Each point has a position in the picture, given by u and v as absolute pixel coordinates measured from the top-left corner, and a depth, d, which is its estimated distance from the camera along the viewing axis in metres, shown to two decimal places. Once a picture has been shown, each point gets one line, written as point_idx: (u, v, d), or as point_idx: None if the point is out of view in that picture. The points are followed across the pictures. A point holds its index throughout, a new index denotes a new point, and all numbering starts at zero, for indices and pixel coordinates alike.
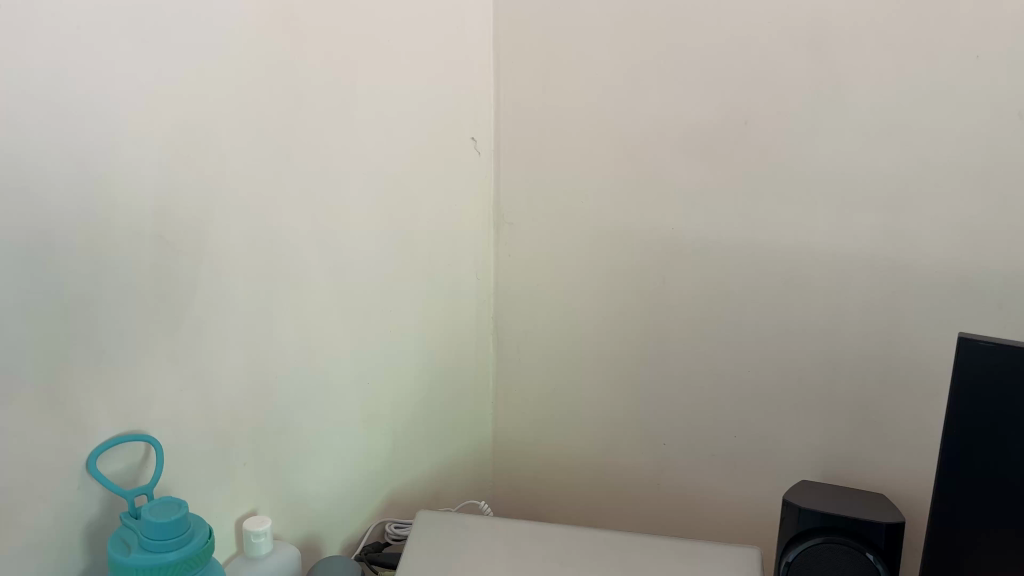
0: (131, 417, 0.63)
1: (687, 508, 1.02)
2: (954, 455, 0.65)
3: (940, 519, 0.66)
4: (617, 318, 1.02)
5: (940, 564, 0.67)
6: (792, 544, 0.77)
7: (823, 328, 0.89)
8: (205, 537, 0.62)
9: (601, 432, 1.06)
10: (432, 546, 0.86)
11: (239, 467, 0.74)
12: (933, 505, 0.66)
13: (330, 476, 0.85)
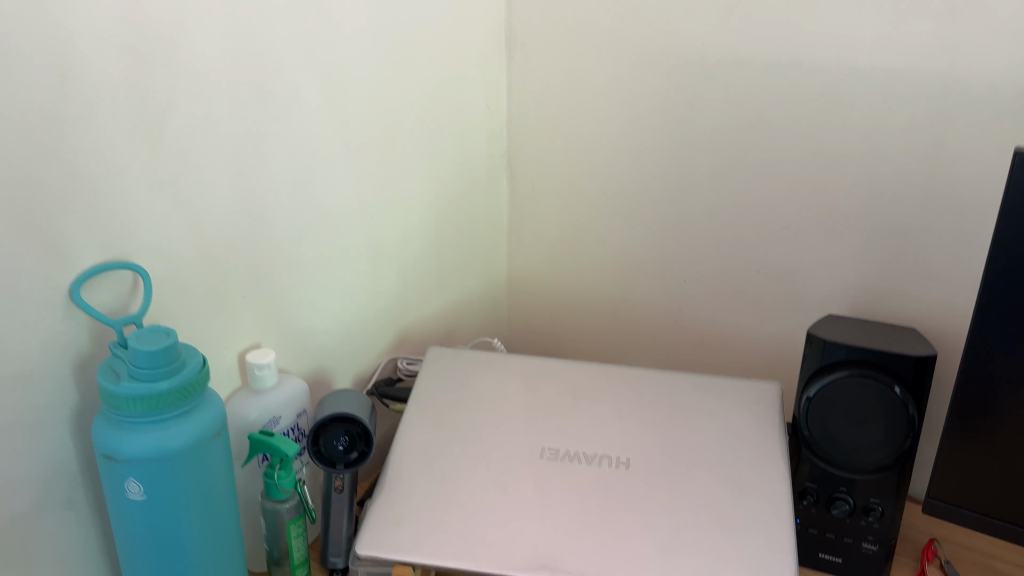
0: (114, 246, 0.60)
1: (708, 346, 0.99)
2: (1001, 269, 0.62)
3: (976, 334, 0.65)
4: (640, 148, 0.95)
5: (974, 378, 0.66)
6: (814, 378, 0.74)
7: (863, 153, 0.82)
8: (199, 367, 0.60)
9: (619, 267, 1.02)
10: (441, 382, 0.84)
11: (238, 301, 0.71)
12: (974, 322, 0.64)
13: (336, 311, 0.82)
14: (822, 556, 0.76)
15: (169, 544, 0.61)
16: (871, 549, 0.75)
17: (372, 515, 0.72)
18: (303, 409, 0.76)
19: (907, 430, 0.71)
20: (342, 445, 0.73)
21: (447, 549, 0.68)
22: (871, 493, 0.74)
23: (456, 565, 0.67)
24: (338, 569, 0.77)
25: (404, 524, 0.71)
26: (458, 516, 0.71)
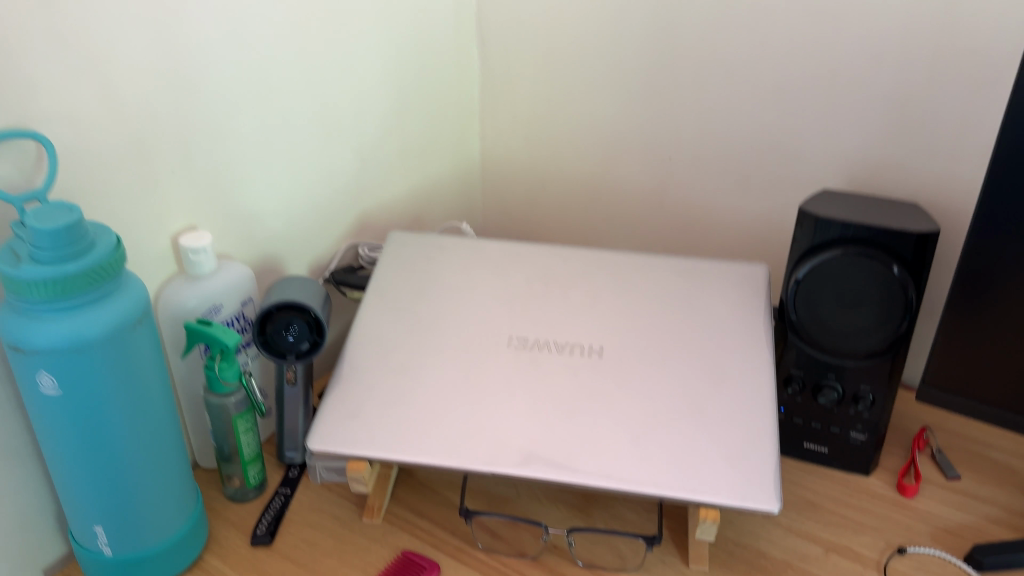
0: (9, 111, 0.52)
1: (692, 227, 0.92)
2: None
3: (987, 195, 0.58)
4: (620, 9, 0.85)
5: (981, 246, 0.60)
6: (804, 259, 0.67)
7: (870, 6, 0.72)
8: (111, 247, 0.53)
9: (598, 144, 0.94)
10: (402, 267, 0.77)
11: (167, 179, 0.64)
12: (986, 181, 0.57)
13: (283, 192, 0.75)
14: (807, 446, 0.72)
15: (98, 442, 0.56)
16: (860, 439, 0.70)
17: (326, 405, 0.67)
18: (249, 297, 0.70)
19: (903, 313, 0.65)
20: (292, 335, 0.67)
21: (403, 442, 0.64)
22: (862, 381, 0.69)
23: (412, 460, 0.63)
24: (296, 464, 0.73)
25: (358, 417, 0.66)
26: (417, 408, 0.66)
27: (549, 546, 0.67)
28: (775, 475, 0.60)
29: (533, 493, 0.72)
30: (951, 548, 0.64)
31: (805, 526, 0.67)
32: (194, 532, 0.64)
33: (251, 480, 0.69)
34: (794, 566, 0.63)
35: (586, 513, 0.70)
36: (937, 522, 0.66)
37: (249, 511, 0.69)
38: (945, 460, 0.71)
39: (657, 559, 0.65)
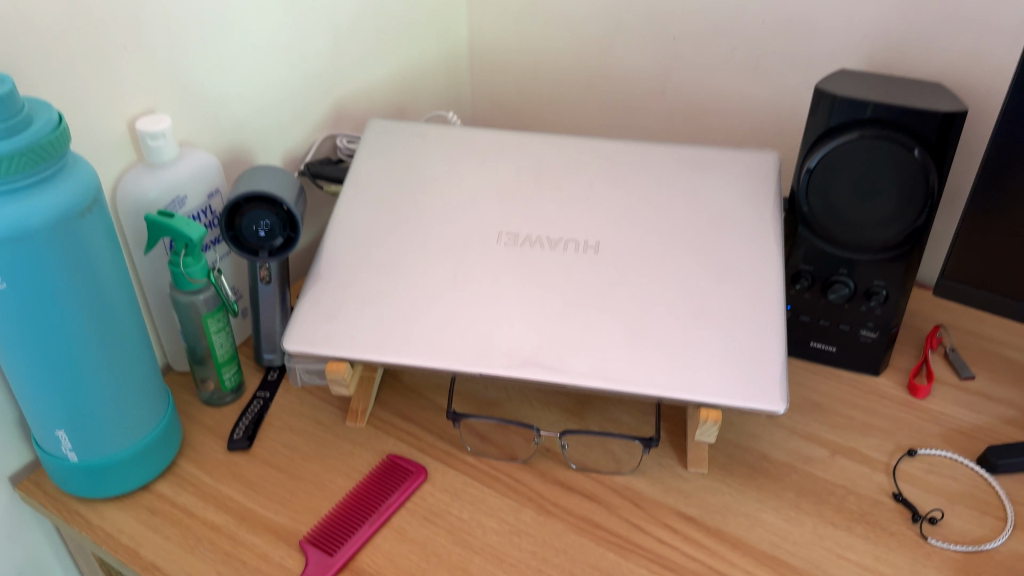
0: None
1: (694, 117, 0.87)
2: None
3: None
4: None
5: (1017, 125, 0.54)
6: (817, 145, 0.62)
7: None
8: (52, 124, 0.48)
9: (596, 26, 0.87)
10: (381, 157, 0.72)
11: (118, 56, 0.58)
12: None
13: (251, 73, 0.69)
14: (813, 345, 0.68)
15: (54, 342, 0.51)
16: (870, 337, 0.66)
17: (302, 304, 0.63)
18: (216, 189, 0.65)
19: (924, 203, 0.60)
20: (263, 230, 0.62)
21: (385, 343, 0.60)
22: (875, 275, 0.64)
23: (395, 362, 0.59)
24: (275, 367, 0.69)
25: (336, 317, 0.61)
26: (400, 307, 0.62)
27: (541, 450, 0.64)
28: (782, 373, 0.57)
29: (525, 395, 0.68)
30: (964, 451, 0.61)
31: (811, 427, 0.63)
32: (167, 436, 0.61)
33: (226, 383, 0.65)
34: (798, 470, 0.60)
35: (580, 415, 0.66)
36: (950, 423, 0.63)
37: (226, 416, 0.65)
38: (959, 359, 0.68)
39: (655, 462, 0.62)
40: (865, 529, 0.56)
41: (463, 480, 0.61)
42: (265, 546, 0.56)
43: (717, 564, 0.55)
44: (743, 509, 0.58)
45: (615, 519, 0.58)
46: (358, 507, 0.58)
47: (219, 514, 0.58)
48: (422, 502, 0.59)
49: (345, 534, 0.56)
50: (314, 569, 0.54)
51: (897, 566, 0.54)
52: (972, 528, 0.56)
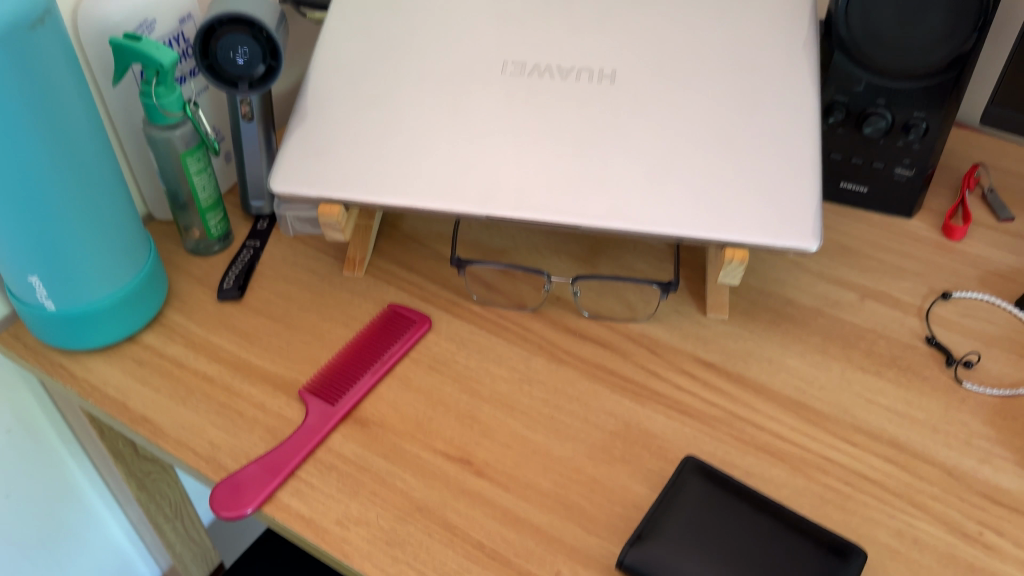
0: None
1: None
2: None
3: None
4: None
5: None
6: None
7: None
8: None
9: None
10: None
11: None
12: None
13: None
14: (843, 186, 0.64)
15: (23, 182, 0.46)
16: (905, 176, 0.62)
17: (289, 141, 0.57)
18: (189, 14, 0.58)
19: (977, 23, 0.54)
20: (242, 58, 0.55)
21: (381, 183, 0.55)
22: (915, 105, 0.59)
23: (393, 204, 0.54)
24: (264, 217, 0.64)
25: (327, 155, 0.56)
26: (396, 144, 0.56)
27: (551, 298, 0.60)
28: (815, 211, 0.52)
29: (533, 242, 0.64)
30: (1002, 294, 0.57)
31: (838, 271, 0.60)
32: (153, 286, 0.57)
33: (212, 232, 0.61)
34: (824, 314, 0.57)
35: (592, 262, 0.62)
36: (988, 266, 0.59)
37: (213, 266, 0.61)
38: (998, 200, 0.63)
39: (672, 309, 0.59)
40: (896, 374, 0.53)
41: (469, 328, 0.58)
42: (264, 397, 0.53)
43: (739, 410, 0.52)
44: (766, 355, 0.55)
45: (631, 367, 0.55)
46: (359, 356, 0.55)
47: (213, 366, 0.55)
48: (426, 351, 0.56)
49: (347, 384, 0.53)
50: (315, 420, 0.51)
51: (928, 411, 0.51)
52: (1009, 372, 0.53)
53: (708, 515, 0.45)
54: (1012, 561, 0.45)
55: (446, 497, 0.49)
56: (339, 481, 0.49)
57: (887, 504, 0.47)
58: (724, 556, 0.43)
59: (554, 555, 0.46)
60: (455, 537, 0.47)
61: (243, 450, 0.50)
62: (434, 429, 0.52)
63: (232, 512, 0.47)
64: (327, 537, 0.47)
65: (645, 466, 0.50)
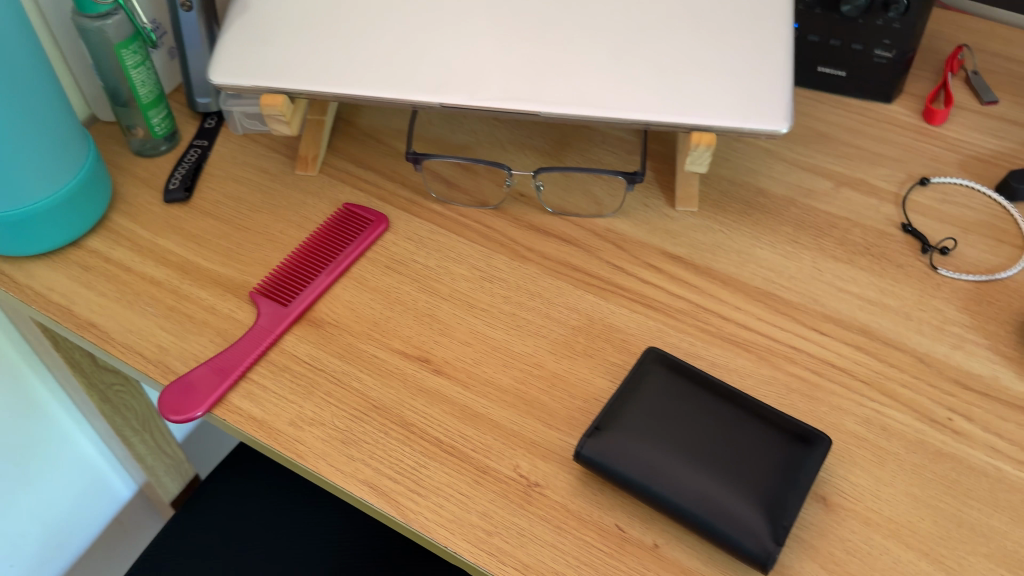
0: None
1: None
2: None
3: None
4: None
5: None
6: None
7: None
8: None
9: None
10: None
11: None
12: None
13: None
14: (821, 71, 0.61)
15: None
16: (885, 58, 0.58)
17: (230, 31, 0.54)
18: None
19: None
20: None
21: (328, 72, 0.51)
22: None
23: (342, 93, 0.51)
24: (212, 114, 0.62)
25: (271, 43, 0.53)
26: (345, 29, 0.53)
27: (513, 195, 0.57)
28: (787, 91, 0.50)
29: (496, 136, 0.60)
30: (982, 179, 0.55)
31: (813, 159, 0.57)
32: (94, 190, 0.54)
33: (157, 131, 0.58)
34: (798, 204, 0.55)
35: (557, 155, 0.59)
36: (969, 151, 0.57)
37: (160, 167, 0.59)
38: (982, 83, 0.60)
39: (640, 202, 0.56)
40: (869, 263, 0.51)
41: (428, 226, 0.55)
42: (214, 299, 0.51)
43: (706, 303, 0.51)
44: (735, 246, 0.53)
45: (596, 262, 0.53)
46: (313, 255, 0.53)
47: (161, 269, 0.53)
48: (384, 250, 0.54)
49: (300, 284, 0.51)
50: (267, 321, 0.49)
51: (902, 298, 0.50)
52: (986, 258, 0.51)
53: (672, 406, 0.44)
54: (981, 445, 0.44)
55: (404, 395, 0.47)
56: (292, 382, 0.48)
57: (856, 391, 0.46)
58: (686, 445, 0.42)
59: (514, 449, 0.45)
60: (412, 435, 0.46)
61: (193, 353, 0.49)
62: (392, 328, 0.50)
63: (181, 416, 0.45)
64: (280, 438, 0.45)
65: (608, 360, 0.49)
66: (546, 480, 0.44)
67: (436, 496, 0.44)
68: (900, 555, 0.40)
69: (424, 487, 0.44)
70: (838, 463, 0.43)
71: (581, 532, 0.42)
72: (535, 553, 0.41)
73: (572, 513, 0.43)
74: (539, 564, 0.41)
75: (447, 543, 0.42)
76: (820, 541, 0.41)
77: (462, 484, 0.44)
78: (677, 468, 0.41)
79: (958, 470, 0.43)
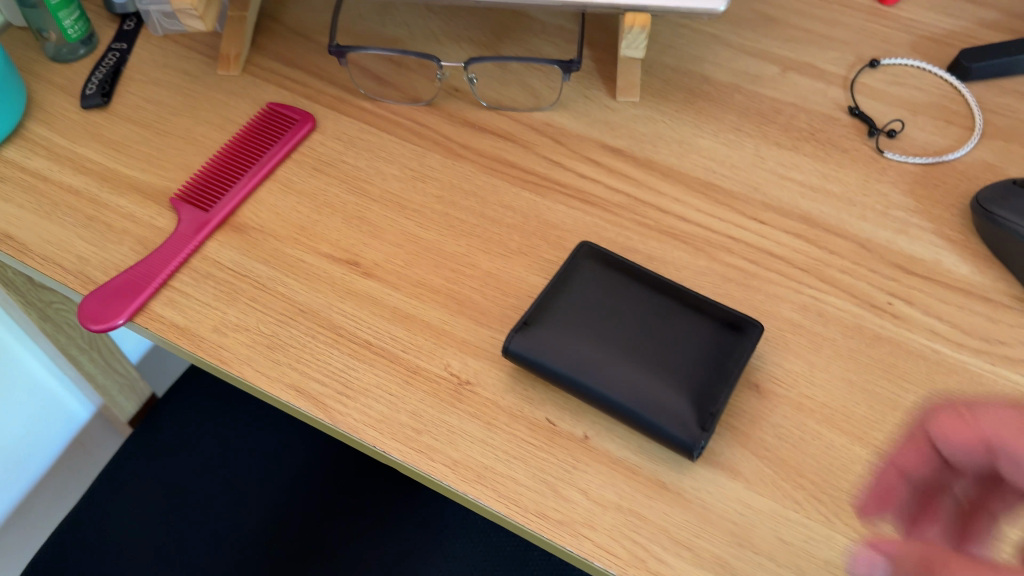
0: None
1: None
2: None
3: None
4: None
5: None
6: None
7: None
8: None
9: None
10: None
11: None
12: None
13: None
14: None
15: None
16: None
17: None
18: None
19: None
20: None
21: None
22: None
23: None
24: (131, 17, 0.59)
25: None
26: None
27: (446, 90, 0.55)
28: None
29: (430, 28, 0.58)
30: (934, 60, 0.53)
31: (761, 45, 0.55)
32: (5, 97, 0.51)
33: (70, 35, 0.56)
34: (742, 91, 0.53)
35: (493, 46, 0.57)
36: (922, 31, 0.55)
37: (77, 73, 0.56)
38: None
39: (579, 94, 0.54)
40: (813, 149, 0.50)
41: (357, 126, 0.53)
42: (134, 207, 0.49)
43: (644, 195, 0.49)
44: (677, 136, 0.51)
45: (532, 158, 0.51)
46: (235, 158, 0.50)
47: (78, 178, 0.50)
48: (311, 151, 0.51)
49: (222, 188, 0.49)
50: (187, 228, 0.47)
51: (845, 184, 0.48)
52: (935, 140, 0.50)
53: (601, 297, 0.42)
54: (921, 328, 0.43)
55: (331, 298, 0.46)
56: (215, 288, 0.46)
57: (794, 280, 0.45)
58: (614, 335, 0.41)
59: (444, 348, 0.44)
60: (341, 337, 0.44)
61: (113, 262, 0.47)
62: (319, 231, 0.48)
63: (101, 325, 0.43)
64: (203, 344, 0.44)
65: (543, 257, 0.47)
66: (476, 378, 0.43)
67: (364, 397, 0.42)
68: (833, 440, 0.40)
69: (352, 389, 0.43)
70: (771, 351, 0.43)
71: (511, 428, 0.41)
72: (465, 450, 0.41)
73: (503, 409, 0.42)
74: (468, 460, 0.40)
75: (375, 443, 0.41)
76: (751, 428, 0.40)
77: (391, 385, 0.43)
78: (604, 359, 0.40)
79: (896, 354, 0.42)
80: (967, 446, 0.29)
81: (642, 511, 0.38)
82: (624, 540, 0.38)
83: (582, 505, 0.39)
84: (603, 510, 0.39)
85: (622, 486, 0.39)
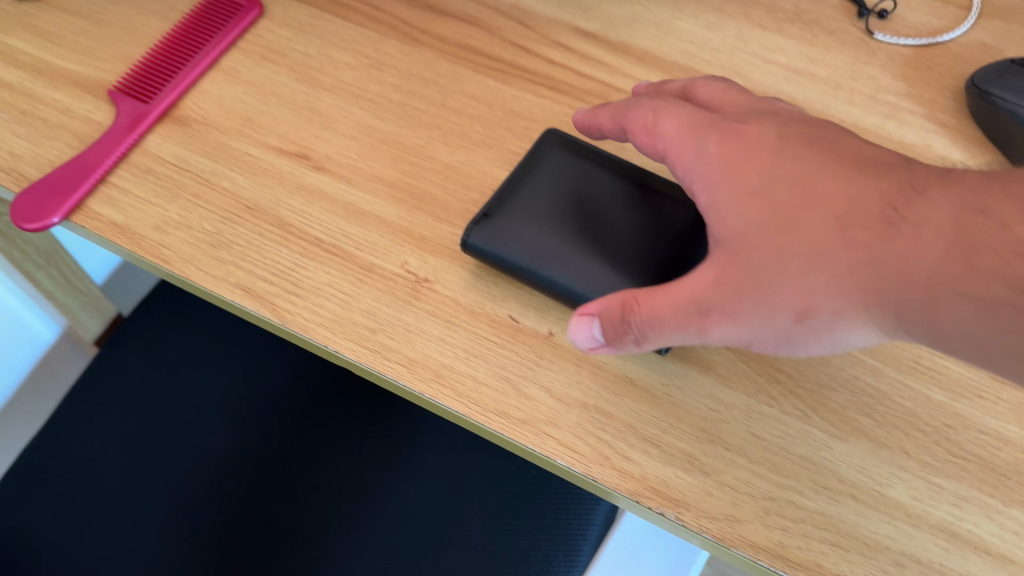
0: None
1: None
2: None
3: None
4: None
5: None
6: None
7: None
8: None
9: None
10: None
11: None
12: None
13: None
14: None
15: None
16: None
17: None
18: None
19: None
20: None
21: None
22: None
23: None
24: None
25: None
26: None
27: None
28: None
29: None
30: None
31: None
32: None
33: None
34: None
35: None
36: None
37: None
38: None
39: None
40: (799, 31, 0.46)
41: (309, 12, 0.49)
42: (70, 101, 0.46)
43: (617, 82, 0.46)
44: (654, 20, 0.48)
45: (498, 44, 0.48)
46: (177, 48, 0.47)
47: (9, 71, 0.47)
48: (259, 39, 0.48)
49: (163, 79, 0.46)
50: (126, 120, 0.44)
51: (832, 67, 0.45)
52: (929, 21, 0.46)
53: (565, 182, 0.40)
54: None
55: (281, 194, 0.43)
56: (157, 185, 0.43)
57: None
58: (576, 221, 0.38)
59: (401, 245, 0.41)
60: (290, 235, 0.41)
61: (47, 159, 0.43)
62: (267, 124, 0.45)
63: (36, 224, 0.41)
64: (144, 243, 0.41)
65: (508, 149, 0.44)
66: (435, 275, 0.40)
67: (315, 296, 0.40)
68: None
69: (303, 287, 0.40)
70: None
71: (471, 325, 0.39)
72: (422, 349, 0.38)
73: (463, 306, 0.39)
74: (426, 359, 0.38)
75: (328, 342, 0.38)
76: None
77: (344, 282, 0.40)
78: (567, 246, 0.38)
79: None
80: (648, 149, 0.38)
81: (609, 408, 0.36)
82: (589, 438, 0.36)
83: (545, 403, 0.37)
84: (568, 408, 0.36)
85: (588, 383, 0.37)
